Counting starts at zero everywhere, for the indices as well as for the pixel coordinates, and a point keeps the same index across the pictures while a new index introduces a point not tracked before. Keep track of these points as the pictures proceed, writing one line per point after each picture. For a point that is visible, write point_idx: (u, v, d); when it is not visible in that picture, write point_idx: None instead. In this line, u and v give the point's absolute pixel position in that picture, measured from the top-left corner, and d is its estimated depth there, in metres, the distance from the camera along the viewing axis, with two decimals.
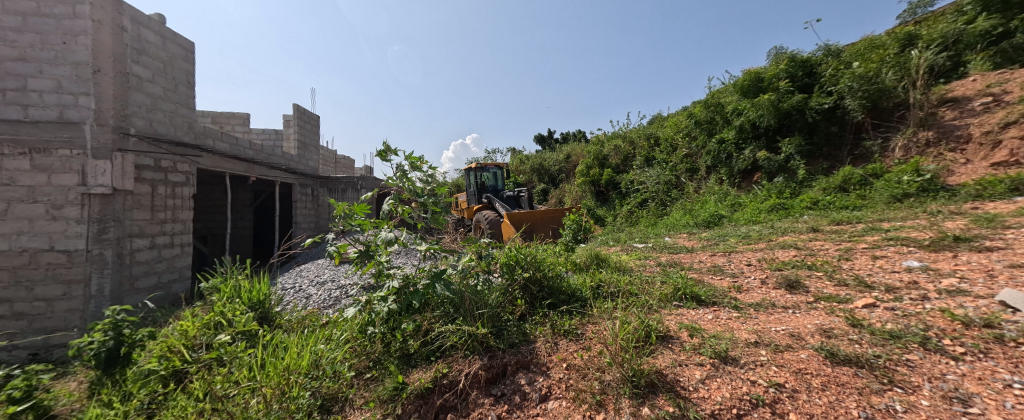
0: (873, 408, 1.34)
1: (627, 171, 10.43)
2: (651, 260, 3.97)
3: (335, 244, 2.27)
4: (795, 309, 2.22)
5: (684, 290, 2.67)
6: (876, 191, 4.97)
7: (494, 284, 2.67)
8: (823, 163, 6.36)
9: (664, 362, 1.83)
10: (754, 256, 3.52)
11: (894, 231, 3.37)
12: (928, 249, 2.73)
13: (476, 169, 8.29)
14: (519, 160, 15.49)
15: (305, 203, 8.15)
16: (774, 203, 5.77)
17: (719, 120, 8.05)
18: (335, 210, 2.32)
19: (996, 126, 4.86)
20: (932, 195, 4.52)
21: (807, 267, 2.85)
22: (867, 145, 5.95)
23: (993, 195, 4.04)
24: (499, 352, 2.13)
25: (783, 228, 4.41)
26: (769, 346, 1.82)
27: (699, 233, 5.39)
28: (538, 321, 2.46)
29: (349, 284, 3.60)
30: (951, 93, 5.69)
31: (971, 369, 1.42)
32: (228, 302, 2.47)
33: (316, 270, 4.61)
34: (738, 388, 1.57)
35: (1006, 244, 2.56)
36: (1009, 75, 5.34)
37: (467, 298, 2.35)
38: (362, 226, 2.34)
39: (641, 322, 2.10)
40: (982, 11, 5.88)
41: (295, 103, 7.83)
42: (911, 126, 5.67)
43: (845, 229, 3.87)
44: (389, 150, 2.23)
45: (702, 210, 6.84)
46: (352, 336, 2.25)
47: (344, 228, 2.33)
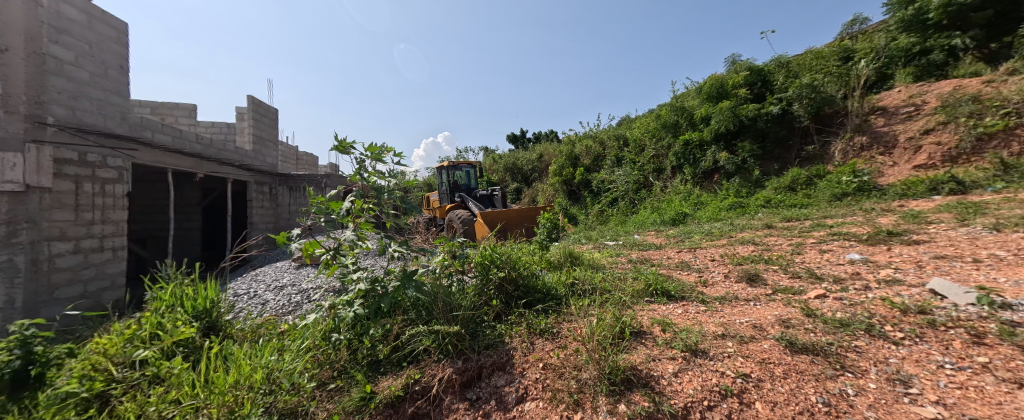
0: (829, 393, 1.44)
1: (597, 171, 10.68)
2: (622, 257, 4.07)
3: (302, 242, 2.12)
4: (756, 301, 2.35)
5: (655, 286, 2.75)
6: (820, 190, 5.44)
7: (468, 285, 2.60)
8: (775, 164, 6.86)
9: (639, 358, 1.85)
10: (717, 251, 3.71)
11: (837, 226, 3.68)
12: (867, 243, 3.01)
13: (449, 168, 8.11)
14: (493, 159, 15.43)
15: (262, 203, 7.53)
16: (732, 202, 6.14)
17: (684, 123, 8.43)
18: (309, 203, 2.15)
19: (917, 133, 5.47)
20: (867, 194, 4.99)
21: (765, 261, 3.04)
22: (814, 148, 6.48)
23: (916, 194, 4.55)
24: (474, 354, 2.07)
25: (741, 225, 4.69)
26: (735, 338, 1.90)
27: (666, 231, 5.61)
28: (514, 321, 2.42)
29: (312, 288, 3.37)
30: (881, 102, 6.33)
31: (909, 352, 1.56)
32: (169, 312, 2.16)
33: (274, 273, 4.28)
34: (709, 379, 1.62)
35: (929, 237, 2.86)
36: (927, 87, 6.04)
37: (439, 300, 2.25)
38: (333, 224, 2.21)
39: (616, 319, 2.13)
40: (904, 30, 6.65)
41: (248, 94, 7.24)
42: (848, 132, 6.23)
43: (795, 225, 4.19)
44: (347, 144, 2.08)
45: (668, 208, 7.14)
46: (314, 344, 2.09)
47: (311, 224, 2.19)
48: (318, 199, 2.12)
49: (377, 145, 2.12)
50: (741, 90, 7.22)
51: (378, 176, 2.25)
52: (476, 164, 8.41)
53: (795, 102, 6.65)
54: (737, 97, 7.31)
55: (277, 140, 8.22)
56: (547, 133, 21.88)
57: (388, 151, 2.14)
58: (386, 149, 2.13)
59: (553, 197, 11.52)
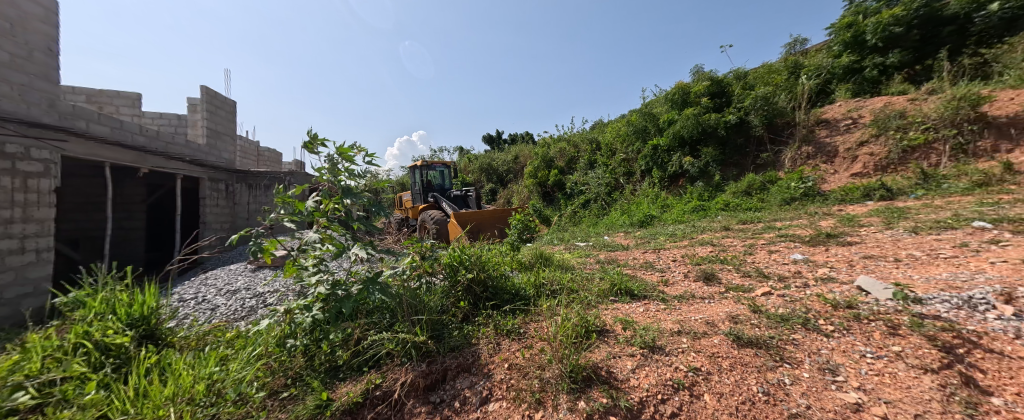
0: (769, 383, 1.56)
1: (571, 173, 10.88)
2: (591, 258, 4.18)
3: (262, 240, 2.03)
4: (710, 299, 2.50)
5: (619, 286, 2.84)
6: (772, 195, 5.88)
7: (436, 286, 2.58)
8: (733, 170, 7.31)
9: (600, 355, 1.90)
10: (679, 252, 3.90)
11: (785, 229, 3.99)
12: (809, 244, 3.27)
13: (422, 168, 7.94)
14: (468, 160, 15.33)
15: (217, 201, 6.98)
16: (695, 204, 6.48)
17: (652, 128, 8.75)
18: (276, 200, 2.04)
19: (854, 144, 6.01)
20: (812, 199, 5.44)
21: (720, 261, 3.24)
22: (767, 155, 6.96)
23: (852, 200, 5.01)
24: (439, 356, 2.05)
25: (702, 227, 4.96)
26: (689, 334, 2.00)
27: (633, 232, 5.81)
28: (481, 322, 2.42)
29: (268, 292, 3.20)
30: (825, 115, 6.90)
31: (837, 343, 1.72)
32: (98, 319, 1.96)
33: (227, 277, 4.00)
34: (663, 374, 1.70)
35: (860, 239, 3.17)
36: (862, 102, 6.66)
37: (404, 302, 2.20)
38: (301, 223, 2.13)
39: (580, 318, 2.18)
40: (844, 50, 7.31)
41: (201, 85, 6.75)
42: (797, 141, 6.74)
43: (749, 228, 4.49)
44: (317, 141, 1.99)
45: (637, 210, 7.42)
46: (267, 351, 1.98)
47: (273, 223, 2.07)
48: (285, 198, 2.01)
49: (349, 146, 2.03)
50: (703, 99, 7.65)
51: (347, 176, 2.17)
52: (451, 164, 8.32)
53: (750, 112, 7.14)
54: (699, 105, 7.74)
55: (235, 134, 7.70)
56: (522, 134, 22.07)
57: (359, 152, 2.06)
58: (359, 150, 2.05)
59: (528, 199, 11.63)
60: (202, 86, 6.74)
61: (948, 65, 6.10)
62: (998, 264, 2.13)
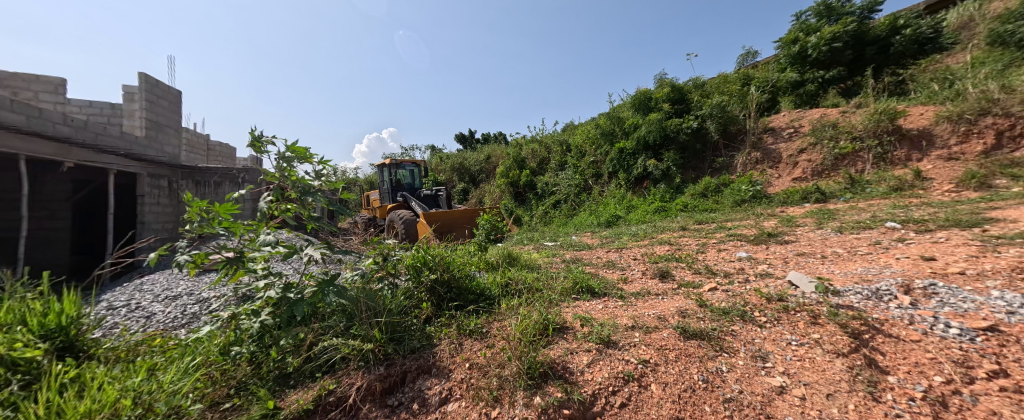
0: (709, 371, 1.69)
1: (542, 174, 11.04)
2: (557, 257, 4.27)
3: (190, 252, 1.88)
4: (663, 295, 2.64)
5: (581, 284, 2.94)
6: (725, 197, 6.31)
7: (399, 288, 2.53)
8: (692, 173, 7.76)
9: (558, 352, 1.96)
10: (639, 251, 4.09)
11: (734, 229, 4.29)
12: (753, 243, 3.56)
13: (390, 166, 7.72)
14: (440, 159, 15.12)
15: (157, 198, 6.37)
16: (657, 205, 6.81)
17: (619, 132, 9.05)
18: (188, 212, 1.85)
19: (795, 151, 6.58)
20: (759, 200, 5.91)
21: (675, 259, 3.43)
22: (722, 160, 7.45)
23: (792, 202, 5.50)
24: (398, 359, 2.03)
25: (662, 227, 5.23)
26: (642, 328, 2.12)
27: (600, 232, 6.01)
28: (444, 323, 2.42)
29: (213, 297, 2.98)
30: (772, 123, 7.49)
31: (769, 333, 1.89)
32: (5, 332, 1.74)
33: (166, 282, 3.68)
34: (615, 367, 1.79)
35: (796, 238, 3.49)
36: (803, 113, 7.31)
37: (362, 305, 2.15)
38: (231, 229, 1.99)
39: (540, 315, 2.24)
40: (789, 65, 7.98)
41: (139, 71, 6.14)
42: (747, 147, 7.27)
43: (703, 228, 4.80)
44: (264, 140, 1.91)
45: (604, 211, 7.68)
46: (208, 361, 1.85)
47: (200, 232, 1.91)
48: (201, 204, 1.85)
49: (298, 143, 1.94)
50: (665, 105, 8.08)
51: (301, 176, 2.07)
52: (421, 162, 8.15)
53: (707, 119, 7.62)
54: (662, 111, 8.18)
55: (180, 127, 7.08)
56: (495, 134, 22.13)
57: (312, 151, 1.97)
58: (309, 148, 1.96)
59: (500, 199, 11.66)
60: (140, 72, 6.13)
61: (873, 81, 6.85)
62: (902, 259, 2.43)
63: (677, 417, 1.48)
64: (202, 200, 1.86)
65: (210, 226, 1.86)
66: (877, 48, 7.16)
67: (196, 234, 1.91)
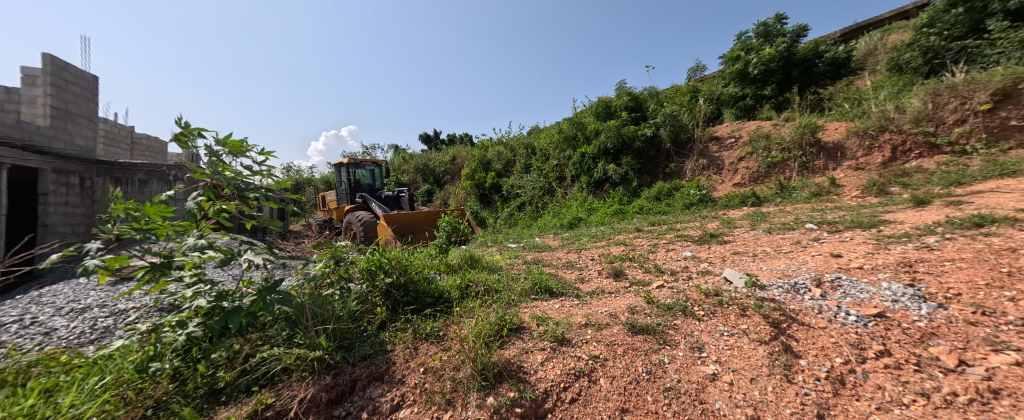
0: (652, 364, 1.80)
1: (508, 176, 11.12)
2: (519, 259, 4.33)
3: (104, 257, 1.65)
4: (616, 293, 2.78)
5: (540, 285, 3.00)
6: (676, 200, 6.78)
7: (351, 293, 2.43)
8: (647, 178, 8.24)
9: (513, 352, 1.99)
10: (597, 251, 4.26)
11: (682, 230, 4.62)
12: (697, 243, 3.85)
13: (350, 165, 7.34)
14: (403, 159, 14.70)
15: (65, 197, 5.55)
16: (616, 208, 7.15)
17: (581, 137, 9.33)
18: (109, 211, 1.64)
19: (736, 158, 7.21)
20: (705, 204, 6.42)
21: (629, 259, 3.62)
22: (674, 166, 7.98)
23: (732, 205, 6.03)
24: (347, 368, 1.95)
25: (619, 229, 5.49)
26: (594, 326, 2.20)
27: (562, 234, 6.17)
28: (399, 327, 2.35)
29: (132, 309, 2.66)
30: (717, 132, 8.16)
31: (706, 325, 2.06)
32: None
33: (73, 293, 3.22)
34: (567, 364, 1.85)
35: (734, 238, 3.84)
36: (742, 124, 8.04)
37: (308, 312, 2.03)
38: (157, 231, 1.79)
39: (498, 317, 2.26)
40: (732, 80, 8.75)
41: (43, 51, 5.34)
42: (695, 154, 7.84)
43: (656, 229, 5.11)
44: (192, 133, 1.75)
45: (567, 213, 7.91)
46: (120, 380, 1.65)
47: (118, 235, 1.70)
48: (127, 204, 1.65)
49: (233, 137, 1.80)
50: (624, 113, 8.53)
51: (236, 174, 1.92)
52: (382, 162, 7.85)
53: (661, 127, 8.14)
54: (620, 118, 8.61)
55: (96, 117, 6.25)
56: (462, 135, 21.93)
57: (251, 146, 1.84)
58: (247, 142, 1.83)
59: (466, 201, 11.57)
60: (44, 53, 5.33)
61: (799, 99, 7.73)
62: (817, 256, 2.77)
63: (623, 408, 1.57)
64: (128, 199, 1.66)
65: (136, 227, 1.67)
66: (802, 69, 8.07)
67: (113, 236, 1.69)
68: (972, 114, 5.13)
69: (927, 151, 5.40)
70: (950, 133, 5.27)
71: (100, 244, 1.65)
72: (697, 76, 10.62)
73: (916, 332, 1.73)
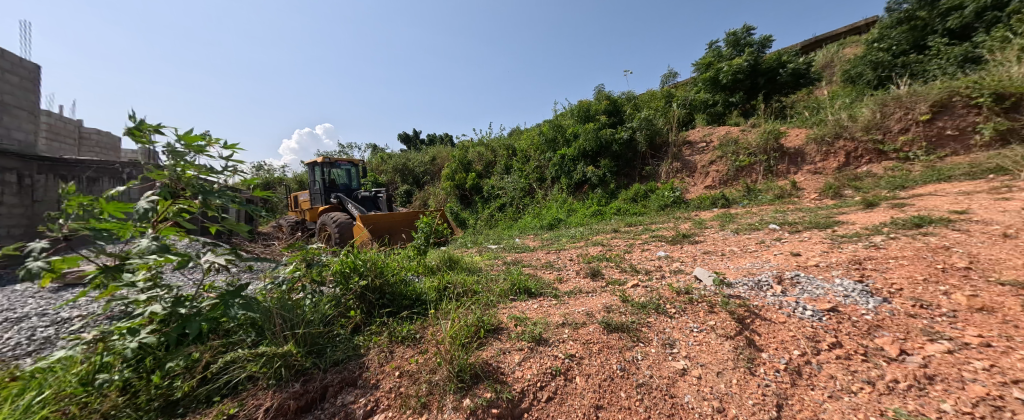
0: (626, 361, 1.85)
1: (489, 177, 11.10)
2: (498, 260, 4.33)
3: (48, 258, 1.50)
4: (592, 292, 2.84)
5: (519, 285, 3.01)
6: (652, 202, 7.00)
7: (323, 296, 2.35)
8: (624, 180, 8.46)
9: (491, 352, 1.99)
10: (575, 252, 4.32)
11: (657, 231, 4.77)
12: (670, 243, 3.99)
13: (325, 165, 7.08)
14: (382, 159, 14.37)
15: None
16: (594, 209, 7.30)
17: (560, 139, 9.46)
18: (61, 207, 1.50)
19: (707, 162, 7.52)
20: (678, 205, 6.67)
21: (606, 259, 3.70)
22: (650, 168, 8.24)
23: (703, 207, 6.30)
24: (318, 374, 1.88)
25: (597, 229, 5.61)
26: (571, 325, 2.23)
27: (542, 235, 6.23)
28: (374, 331, 2.30)
29: (77, 317, 2.46)
30: (690, 136, 8.49)
31: (677, 322, 2.14)
32: None
33: (6, 301, 2.92)
34: (544, 363, 1.87)
35: (704, 238, 4.00)
36: (713, 129, 8.41)
37: (275, 317, 1.94)
38: (113, 231, 1.65)
39: (475, 318, 2.25)
40: (704, 87, 9.14)
41: None
42: (669, 158, 8.12)
43: (632, 230, 5.25)
44: (148, 129, 1.64)
45: (547, 214, 7.99)
46: (61, 395, 1.51)
47: (66, 234, 1.55)
48: (84, 200, 1.52)
49: (195, 133, 1.70)
50: (602, 116, 8.73)
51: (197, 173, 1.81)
52: (359, 162, 7.62)
53: (637, 131, 8.38)
54: (599, 121, 8.81)
55: (37, 110, 5.73)
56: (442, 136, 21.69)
57: (212, 142, 1.74)
58: (210, 139, 1.73)
59: (446, 202, 11.44)
60: None
61: (764, 106, 8.18)
62: (779, 255, 2.93)
63: (597, 405, 1.60)
64: (84, 195, 1.53)
65: (92, 226, 1.53)
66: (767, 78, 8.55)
67: (59, 235, 1.55)
68: (915, 124, 5.62)
69: (876, 157, 5.86)
70: (895, 141, 5.74)
71: (45, 244, 1.51)
72: (671, 82, 11.03)
73: (864, 324, 1.87)
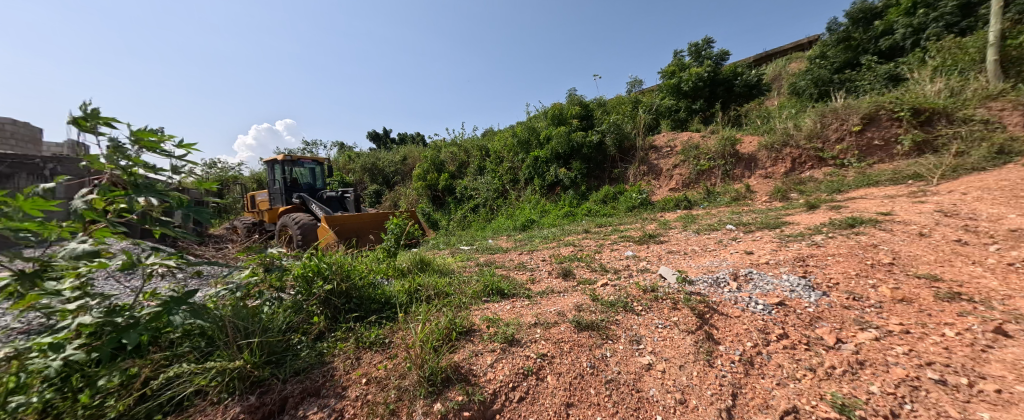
0: (596, 358, 1.90)
1: (462, 178, 10.99)
2: (471, 261, 4.30)
3: None
4: (564, 292, 2.89)
5: (491, 286, 3.00)
6: (620, 203, 7.26)
7: (284, 302, 2.21)
8: (595, 182, 8.72)
9: (463, 355, 1.97)
10: (548, 253, 4.38)
11: (625, 231, 4.95)
12: (638, 243, 4.16)
13: (287, 163, 6.65)
14: (349, 158, 13.80)
15: None
16: (566, 210, 7.45)
17: (533, 141, 9.55)
18: None
19: (671, 165, 7.91)
20: (645, 207, 6.96)
21: (577, 259, 3.79)
22: (619, 171, 8.55)
23: (668, 208, 6.63)
24: (277, 385, 1.77)
25: (569, 230, 5.72)
26: (543, 325, 2.26)
27: (515, 236, 6.26)
28: (339, 337, 2.20)
29: None
30: (656, 141, 8.90)
31: (643, 319, 2.23)
32: None
33: None
34: (516, 364, 1.87)
35: (669, 238, 4.21)
36: (676, 134, 8.87)
37: (228, 325, 1.80)
38: (33, 232, 1.44)
39: (447, 320, 2.22)
40: (668, 95, 9.62)
41: None
42: (637, 161, 8.46)
43: (602, 230, 5.41)
44: (96, 121, 1.46)
45: (520, 215, 8.04)
46: None
47: None
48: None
49: (148, 129, 1.53)
50: (574, 120, 8.94)
51: (145, 171, 1.62)
52: (324, 160, 7.25)
53: (607, 135, 8.66)
54: (571, 125, 9.00)
55: None
56: (413, 135, 21.18)
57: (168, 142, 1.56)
58: (165, 137, 1.56)
59: (417, 203, 11.19)
60: None
61: (722, 114, 8.75)
62: (735, 254, 3.15)
63: (568, 402, 1.63)
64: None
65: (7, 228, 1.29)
66: (725, 88, 9.15)
67: None
68: (849, 134, 6.22)
69: (817, 163, 6.46)
70: (833, 149, 6.35)
71: None
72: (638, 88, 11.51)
73: (806, 316, 2.06)
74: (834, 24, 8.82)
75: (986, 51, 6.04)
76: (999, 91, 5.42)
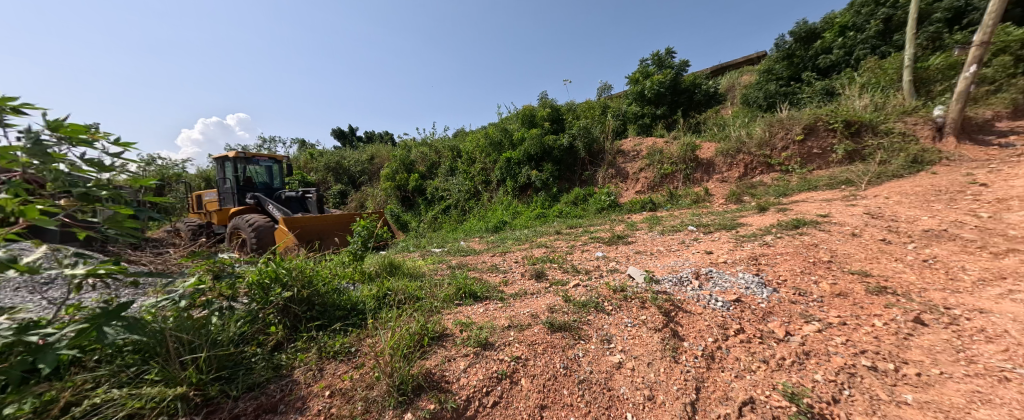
0: (569, 359, 1.92)
1: (432, 178, 10.75)
2: (443, 264, 4.21)
3: None
4: (537, 294, 2.90)
5: (464, 289, 2.94)
6: (590, 205, 7.46)
7: (236, 312, 2.03)
8: (565, 184, 8.90)
9: (435, 361, 1.92)
10: (520, 254, 4.39)
11: (595, 233, 5.08)
12: (607, 244, 4.28)
13: (239, 160, 6.13)
14: (311, 155, 13.02)
15: None
16: (538, 212, 7.54)
17: (506, 142, 9.55)
18: None
19: (637, 169, 8.25)
20: (613, 208, 7.20)
21: (549, 261, 3.83)
22: (589, 174, 8.79)
23: (634, 210, 6.91)
24: (227, 403, 1.63)
25: (541, 232, 5.78)
26: (516, 327, 2.25)
27: (487, 237, 6.22)
28: (300, 347, 2.06)
29: None
30: (623, 145, 9.24)
31: (613, 318, 2.29)
32: None
33: None
34: (490, 368, 1.85)
35: (636, 239, 4.38)
36: (642, 139, 9.27)
37: (170, 340, 1.61)
38: None
39: (418, 325, 2.14)
40: (635, 101, 10.03)
41: None
42: (605, 164, 8.73)
43: (573, 231, 5.52)
44: (8, 108, 1.25)
45: (492, 217, 8.02)
46: None
47: None
48: None
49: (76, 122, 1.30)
50: (545, 123, 9.07)
51: (71, 168, 1.39)
52: (282, 158, 6.79)
53: (578, 138, 8.86)
54: (542, 127, 9.12)
55: None
56: (381, 133, 20.42)
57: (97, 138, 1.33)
58: (96, 134, 1.34)
59: (386, 204, 10.81)
60: None
61: (683, 121, 9.27)
62: (697, 253, 3.33)
63: (542, 405, 1.64)
64: None
65: None
66: (686, 97, 9.70)
67: None
68: (792, 143, 6.82)
69: (765, 169, 7.03)
70: (780, 156, 6.93)
71: None
72: (606, 94, 11.91)
73: (760, 311, 2.22)
74: (780, 41, 9.65)
75: (902, 73, 6.89)
76: (912, 108, 6.28)
